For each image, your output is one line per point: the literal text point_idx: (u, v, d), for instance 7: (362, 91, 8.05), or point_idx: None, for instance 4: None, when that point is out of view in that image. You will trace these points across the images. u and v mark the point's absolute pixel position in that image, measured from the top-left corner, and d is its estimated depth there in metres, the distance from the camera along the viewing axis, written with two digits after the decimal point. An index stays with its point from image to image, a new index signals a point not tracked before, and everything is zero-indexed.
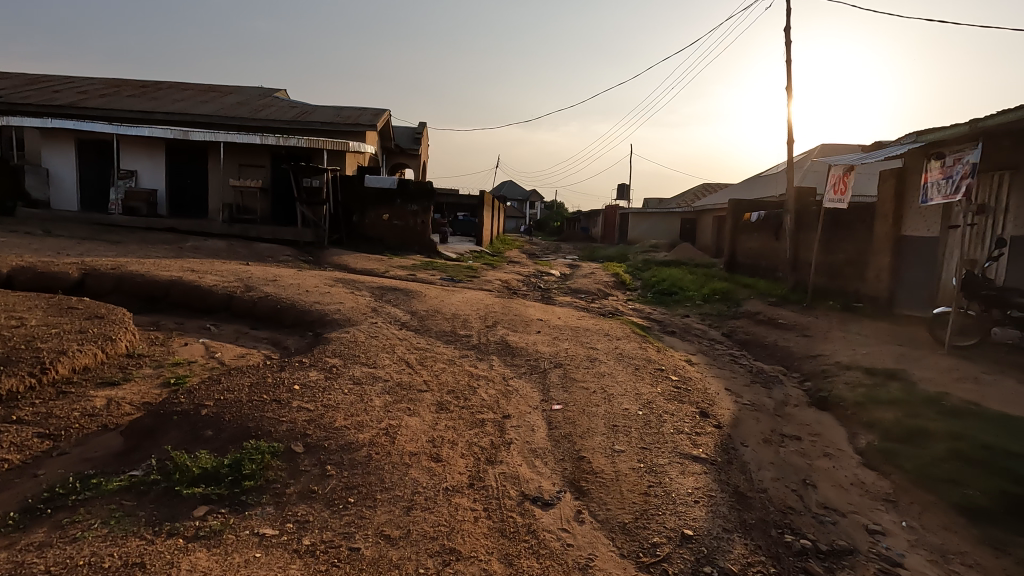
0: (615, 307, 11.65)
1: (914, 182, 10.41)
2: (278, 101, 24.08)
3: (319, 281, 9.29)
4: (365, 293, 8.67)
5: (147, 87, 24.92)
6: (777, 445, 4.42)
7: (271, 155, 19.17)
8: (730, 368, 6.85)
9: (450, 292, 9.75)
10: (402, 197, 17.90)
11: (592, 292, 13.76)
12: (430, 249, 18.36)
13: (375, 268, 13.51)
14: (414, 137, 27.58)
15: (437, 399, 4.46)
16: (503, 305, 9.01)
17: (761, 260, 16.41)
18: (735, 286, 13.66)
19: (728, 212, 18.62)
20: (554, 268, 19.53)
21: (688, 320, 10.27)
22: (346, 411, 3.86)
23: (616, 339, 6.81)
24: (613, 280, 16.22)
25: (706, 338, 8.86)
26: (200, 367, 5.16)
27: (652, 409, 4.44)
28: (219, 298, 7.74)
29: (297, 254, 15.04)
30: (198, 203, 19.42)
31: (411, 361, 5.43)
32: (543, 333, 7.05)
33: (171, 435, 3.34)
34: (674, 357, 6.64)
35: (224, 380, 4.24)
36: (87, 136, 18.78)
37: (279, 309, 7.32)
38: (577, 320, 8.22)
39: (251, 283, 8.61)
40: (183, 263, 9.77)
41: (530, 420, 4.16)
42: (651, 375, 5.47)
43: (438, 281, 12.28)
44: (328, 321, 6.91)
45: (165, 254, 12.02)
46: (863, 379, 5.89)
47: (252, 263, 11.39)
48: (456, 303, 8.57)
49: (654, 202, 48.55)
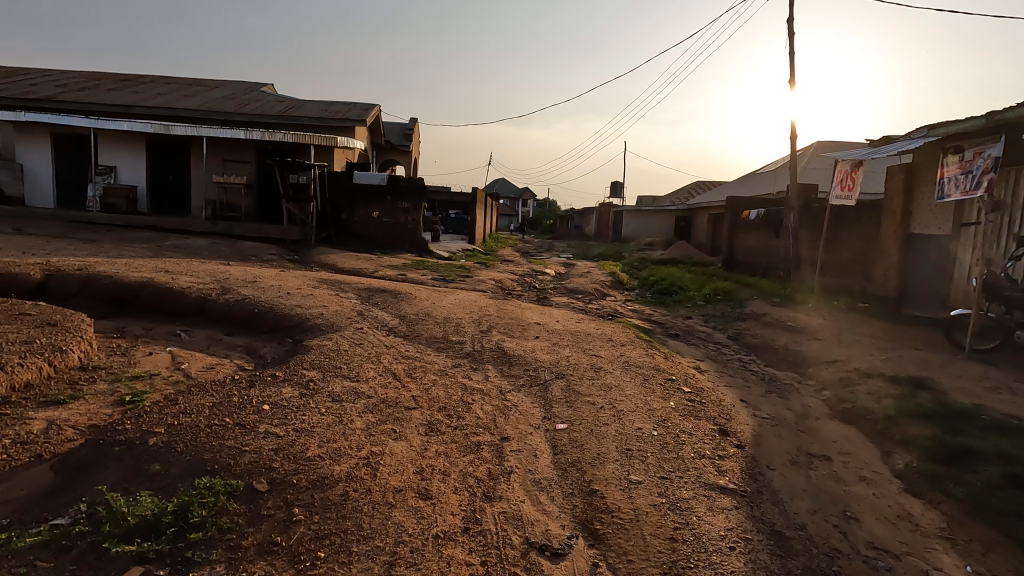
0: (614, 309, 11.19)
1: (925, 178, 10.02)
2: (264, 96, 23.40)
3: (303, 282, 8.74)
4: (352, 295, 8.14)
5: (128, 81, 24.13)
6: (806, 468, 3.97)
7: (257, 150, 18.54)
8: (742, 376, 6.40)
9: (442, 294, 9.24)
10: (392, 194, 17.35)
11: (589, 292, 13.30)
12: (421, 248, 17.82)
13: (363, 267, 12.96)
14: (405, 133, 26.98)
15: (427, 418, 3.96)
16: (498, 308, 8.53)
17: (762, 259, 16.00)
18: (737, 286, 13.25)
19: (726, 210, 18.20)
20: (548, 267, 19.05)
21: (691, 322, 9.84)
22: (321, 437, 3.35)
23: (620, 346, 6.34)
24: (610, 279, 15.77)
25: (711, 341, 8.42)
26: (161, 381, 4.62)
27: (668, 429, 3.97)
28: (193, 302, 7.19)
29: (283, 253, 14.46)
30: (180, 200, 18.75)
31: (398, 372, 4.93)
32: (542, 339, 6.57)
33: (109, 471, 2.84)
34: (683, 364, 6.18)
35: (182, 399, 3.71)
36: (64, 131, 18.06)
37: (257, 313, 6.79)
38: (577, 324, 7.75)
39: (228, 284, 8.05)
40: (157, 263, 9.18)
41: (532, 444, 3.67)
42: (662, 386, 5.01)
43: (429, 282, 11.77)
44: (309, 326, 6.38)
45: (141, 253, 11.41)
46: (888, 389, 5.46)
47: (233, 263, 10.82)
48: (447, 306, 8.06)
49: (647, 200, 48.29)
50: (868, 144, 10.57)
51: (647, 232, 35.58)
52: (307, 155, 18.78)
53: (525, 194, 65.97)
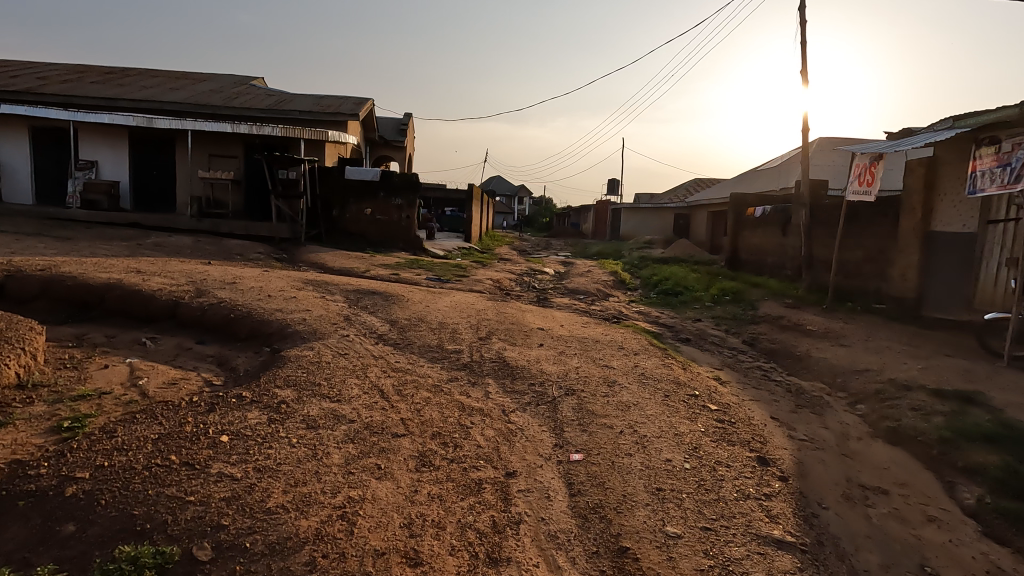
0: (619, 311, 10.60)
1: (948, 173, 9.50)
2: (253, 89, 22.67)
3: (287, 283, 8.11)
4: (339, 297, 7.51)
5: (113, 73, 23.33)
6: (863, 505, 3.40)
7: (244, 144, 17.84)
8: (767, 389, 5.82)
9: (437, 296, 8.62)
10: (386, 190, 16.70)
11: (592, 292, 12.71)
12: (416, 246, 17.19)
13: (355, 267, 12.33)
14: (399, 129, 26.28)
15: (418, 449, 3.35)
16: (498, 311, 7.93)
17: (769, 258, 15.44)
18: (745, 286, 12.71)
19: (730, 207, 17.65)
20: (546, 265, 18.45)
21: (702, 326, 9.26)
22: (288, 479, 2.75)
23: (634, 354, 5.76)
24: (612, 279, 15.19)
25: (726, 347, 7.86)
26: (111, 402, 3.98)
27: (703, 460, 3.39)
28: (163, 306, 6.56)
29: (270, 252, 13.82)
30: (165, 196, 18.03)
31: (387, 389, 4.33)
32: (547, 346, 5.96)
33: (9, 534, 2.25)
34: (703, 376, 5.59)
35: (121, 429, 3.08)
36: (43, 124, 17.30)
37: (233, 319, 6.16)
38: (583, 329, 7.15)
39: (205, 286, 7.41)
40: (130, 263, 8.52)
41: (543, 482, 3.08)
42: (686, 404, 4.42)
43: (425, 282, 11.17)
44: (289, 335, 5.75)
45: (118, 252, 10.74)
46: (935, 405, 4.93)
47: (216, 262, 10.18)
48: (443, 309, 7.43)
49: (645, 197, 47.75)
50: (887, 137, 10.05)
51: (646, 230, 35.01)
52: (296, 150, 18.09)
53: (522, 192, 65.32)
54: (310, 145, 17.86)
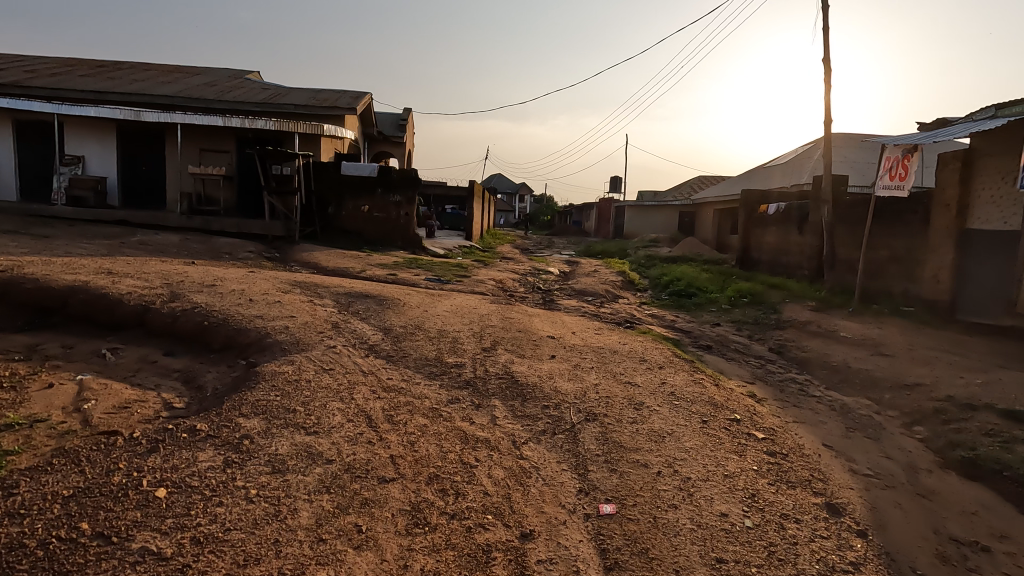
0: (631, 314, 9.92)
1: (988, 166, 8.83)
2: (248, 83, 21.97)
3: (272, 285, 7.43)
4: (327, 301, 6.84)
5: (104, 66, 22.65)
6: (963, 569, 2.74)
7: (237, 139, 17.16)
8: (809, 407, 5.14)
9: (436, 299, 7.94)
10: (384, 187, 16.03)
11: (600, 293, 12.04)
12: (415, 244, 16.55)
13: (350, 267, 11.67)
14: (398, 124, 25.61)
15: (410, 501, 2.67)
16: (502, 316, 7.26)
17: (783, 258, 14.77)
18: (762, 287, 12.01)
19: (740, 203, 17.00)
20: (551, 265, 17.78)
21: (722, 332, 8.58)
22: (237, 558, 2.09)
23: (658, 368, 5.08)
24: (620, 279, 14.54)
25: (752, 355, 7.19)
26: (42, 433, 3.30)
27: (766, 515, 2.72)
28: (132, 312, 5.89)
29: (262, 250, 13.15)
30: (154, 193, 17.34)
31: (375, 416, 3.66)
32: (560, 359, 5.30)
33: None
34: (738, 393, 4.93)
35: (25, 481, 2.41)
36: (27, 117, 16.60)
37: (206, 327, 5.49)
38: (598, 336, 6.48)
39: (181, 289, 6.74)
40: (105, 264, 7.84)
41: (570, 549, 2.41)
42: (728, 432, 3.76)
43: (423, 283, 10.51)
44: (268, 346, 5.07)
45: (97, 250, 10.07)
46: (1013, 432, 4.28)
47: (201, 262, 9.53)
48: (442, 315, 6.75)
49: (647, 195, 47.06)
50: (919, 128, 9.40)
51: (649, 228, 34.40)
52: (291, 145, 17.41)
53: (522, 190, 64.75)
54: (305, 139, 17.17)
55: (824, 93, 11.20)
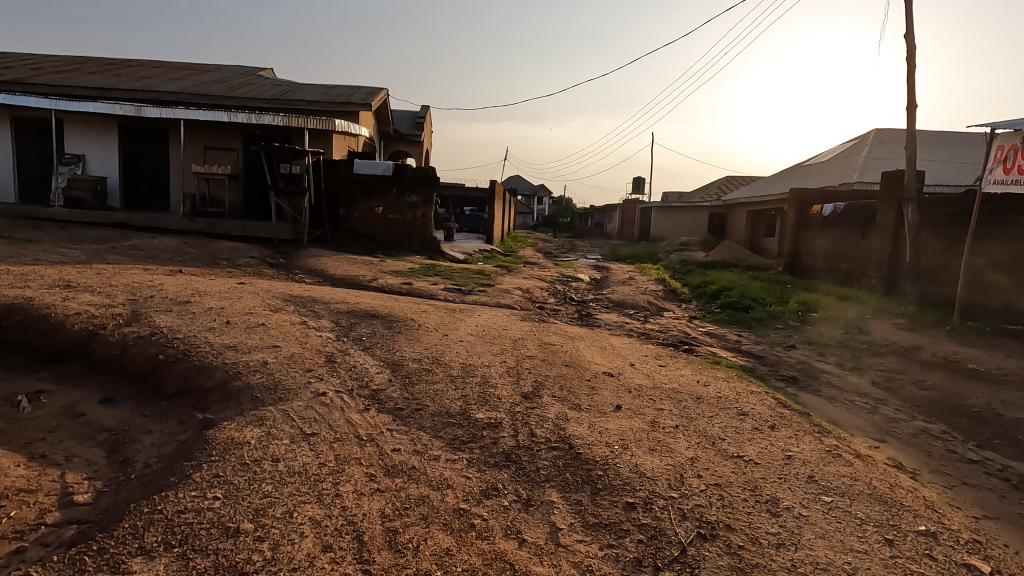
0: (684, 333, 8.48)
1: None
2: (259, 79, 20.94)
3: (261, 302, 6.15)
4: (323, 323, 5.51)
5: (113, 64, 21.82)
6: None
7: (243, 135, 16.05)
8: (985, 485, 3.65)
9: (458, 318, 6.57)
10: (399, 186, 14.78)
11: (642, 305, 10.62)
12: (432, 249, 15.24)
13: (360, 274, 10.41)
14: (415, 123, 24.44)
15: None
16: (540, 341, 5.87)
17: (843, 264, 13.14)
18: (830, 300, 10.45)
19: (789, 205, 15.40)
20: (580, 271, 16.35)
21: (803, 358, 7.07)
22: None
23: (770, 429, 3.64)
24: (659, 287, 13.06)
25: (857, 394, 5.68)
26: None
27: None
28: (74, 341, 4.64)
29: (265, 256, 11.93)
30: (157, 194, 16.31)
31: (371, 536, 2.30)
32: (630, 412, 3.87)
33: None
34: (888, 469, 3.48)
35: None
36: (25, 114, 15.70)
37: (162, 363, 4.20)
38: (668, 372, 5.05)
39: (147, 308, 5.48)
40: (68, 276, 6.63)
41: None
42: (940, 568, 2.31)
43: (442, 295, 9.19)
44: (233, 394, 3.76)
45: (76, 256, 8.93)
46: None
47: (189, 271, 8.33)
48: (466, 341, 5.37)
49: (674, 195, 45.25)
50: None
51: (678, 230, 32.67)
52: (301, 142, 16.24)
53: (541, 192, 63.51)
54: (315, 135, 15.99)
55: (906, 77, 9.66)
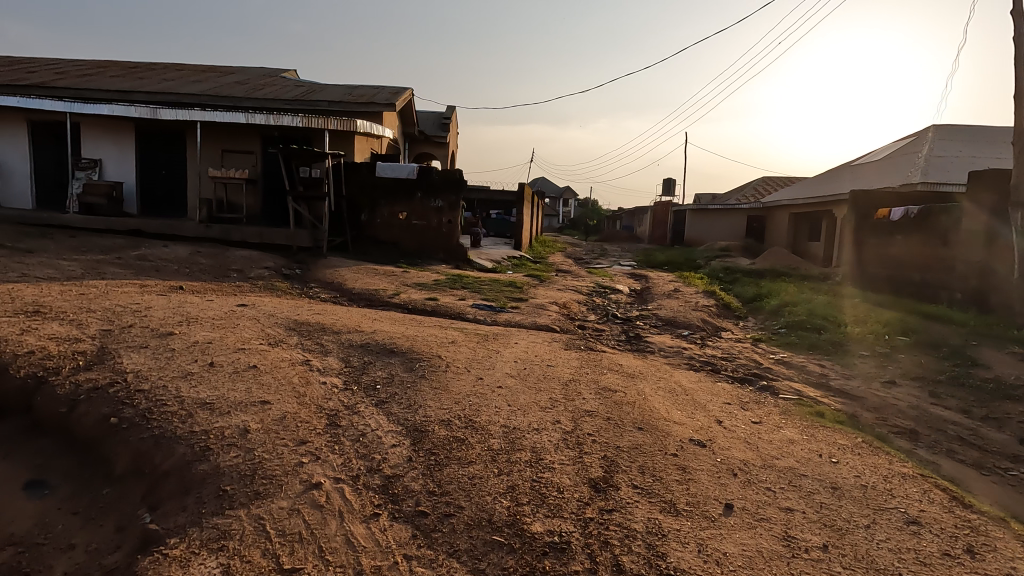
0: (753, 361, 7.26)
1: None
2: (281, 80, 20.26)
3: (260, 331, 5.16)
4: (330, 362, 4.47)
5: (137, 68, 21.40)
6: None
7: (262, 138, 15.28)
8: None
9: (491, 350, 5.47)
10: (423, 190, 13.81)
11: (696, 323, 9.41)
12: (458, 256, 14.22)
13: (381, 288, 9.41)
14: (440, 124, 23.49)
15: None
16: (596, 385, 4.73)
17: (918, 276, 11.68)
18: (918, 320, 9.05)
19: (850, 208, 13.89)
20: (617, 281, 15.14)
21: (912, 400, 5.79)
22: None
23: (970, 559, 2.45)
24: (709, 301, 11.77)
25: (1009, 459, 4.39)
26: None
27: None
28: (16, 392, 3.66)
29: (280, 266, 11.04)
30: (173, 200, 15.67)
31: None
32: (747, 518, 2.71)
33: None
34: None
35: None
36: (41, 118, 15.18)
37: (112, 432, 3.19)
38: (770, 435, 3.85)
39: (121, 343, 4.52)
40: (45, 299, 5.73)
41: None
42: None
43: (471, 314, 8.12)
44: (194, 485, 2.72)
45: (72, 270, 8.13)
46: None
47: (190, 289, 7.45)
48: (506, 388, 4.29)
49: (706, 198, 43.52)
50: None
51: (715, 234, 30.92)
52: (321, 144, 15.38)
53: (566, 195, 62.33)
54: (336, 137, 15.13)
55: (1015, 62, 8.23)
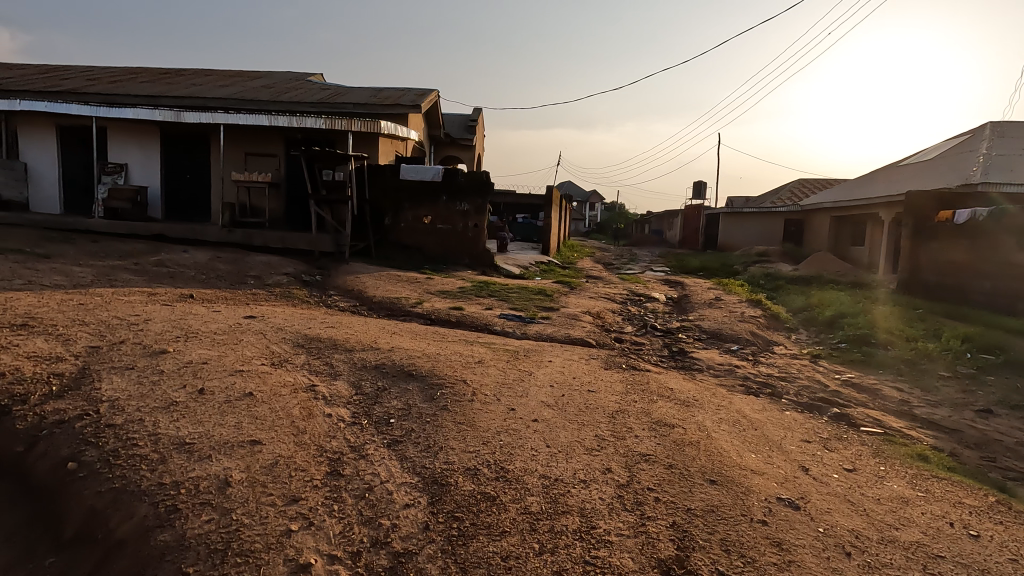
0: (817, 382, 6.43)
1: None
2: (307, 83, 20.03)
3: (265, 348, 4.59)
4: (339, 389, 3.85)
5: (168, 73, 21.48)
6: None
7: (285, 140, 14.95)
8: None
9: (523, 372, 4.79)
10: (448, 193, 13.25)
11: (745, 336, 8.57)
12: (484, 262, 13.60)
13: (403, 296, 8.84)
14: (466, 126, 22.97)
15: None
16: (649, 418, 4.00)
17: (989, 284, 10.59)
18: (1000, 335, 8.05)
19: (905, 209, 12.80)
20: (652, 289, 14.30)
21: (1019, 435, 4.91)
22: None
23: None
24: (756, 311, 10.87)
25: None
26: None
27: None
28: None
29: (300, 272, 10.58)
30: (197, 204, 15.47)
31: None
32: None
33: None
34: None
35: None
36: (69, 122, 15.14)
37: (68, 482, 2.63)
38: (876, 492, 3.08)
39: (106, 362, 3.98)
40: (40, 309, 5.28)
41: None
42: None
43: (499, 325, 7.47)
44: (149, 564, 2.13)
45: (84, 276, 7.77)
46: None
47: (201, 297, 6.98)
48: (543, 423, 3.60)
49: (739, 202, 42.13)
50: None
51: (749, 238, 29.64)
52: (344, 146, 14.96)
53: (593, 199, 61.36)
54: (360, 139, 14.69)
55: None
